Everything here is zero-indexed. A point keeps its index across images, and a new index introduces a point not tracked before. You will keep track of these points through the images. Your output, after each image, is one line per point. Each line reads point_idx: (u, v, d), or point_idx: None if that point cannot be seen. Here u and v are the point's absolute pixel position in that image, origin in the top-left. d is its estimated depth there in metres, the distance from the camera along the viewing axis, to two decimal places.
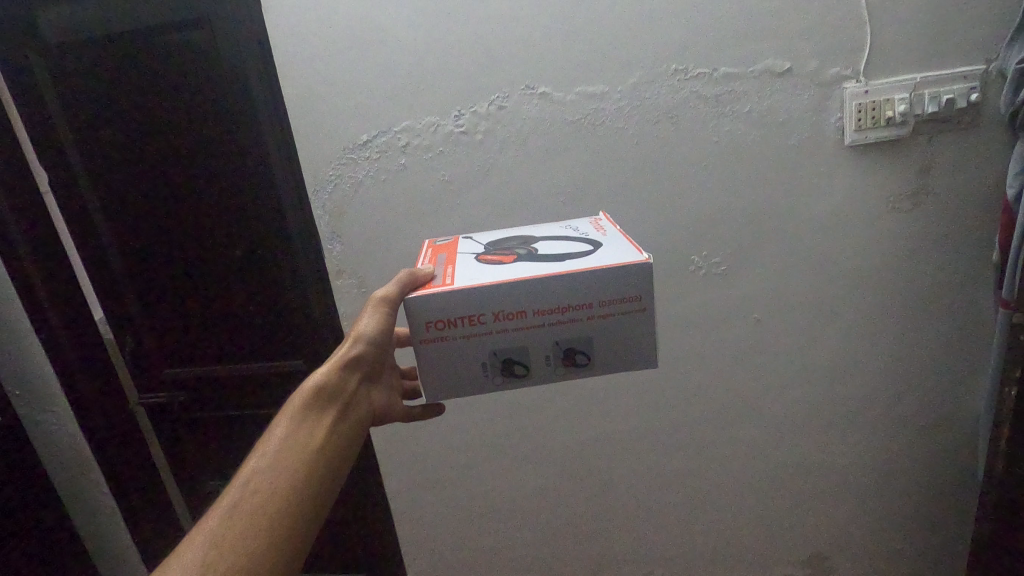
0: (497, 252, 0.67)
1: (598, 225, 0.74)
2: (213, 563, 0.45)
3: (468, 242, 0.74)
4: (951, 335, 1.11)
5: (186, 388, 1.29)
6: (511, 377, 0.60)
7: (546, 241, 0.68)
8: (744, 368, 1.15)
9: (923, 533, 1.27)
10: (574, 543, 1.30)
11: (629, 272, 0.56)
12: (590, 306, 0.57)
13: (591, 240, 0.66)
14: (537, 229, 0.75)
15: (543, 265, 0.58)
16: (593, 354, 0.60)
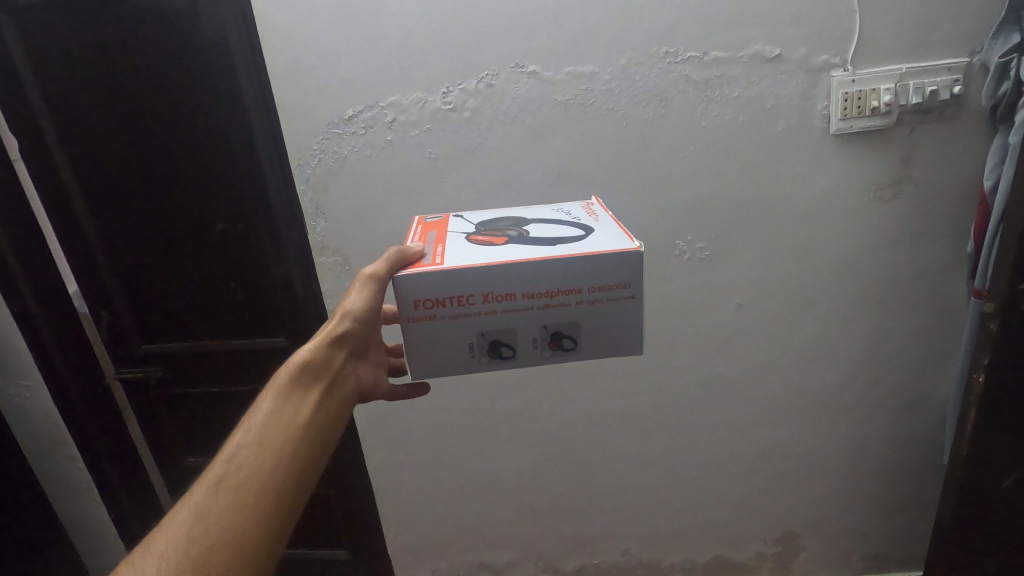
0: (488, 233, 0.67)
1: (589, 210, 0.75)
2: (199, 538, 0.47)
3: (460, 221, 0.75)
4: (924, 323, 1.14)
5: (165, 363, 1.31)
6: (498, 358, 0.61)
7: (536, 224, 0.69)
8: (723, 352, 1.18)
9: (888, 514, 1.32)
10: (554, 519, 1.34)
11: (618, 258, 0.57)
12: (580, 292, 0.58)
13: (582, 224, 0.67)
14: (529, 211, 0.76)
15: (534, 248, 0.59)
16: (579, 339, 0.61)
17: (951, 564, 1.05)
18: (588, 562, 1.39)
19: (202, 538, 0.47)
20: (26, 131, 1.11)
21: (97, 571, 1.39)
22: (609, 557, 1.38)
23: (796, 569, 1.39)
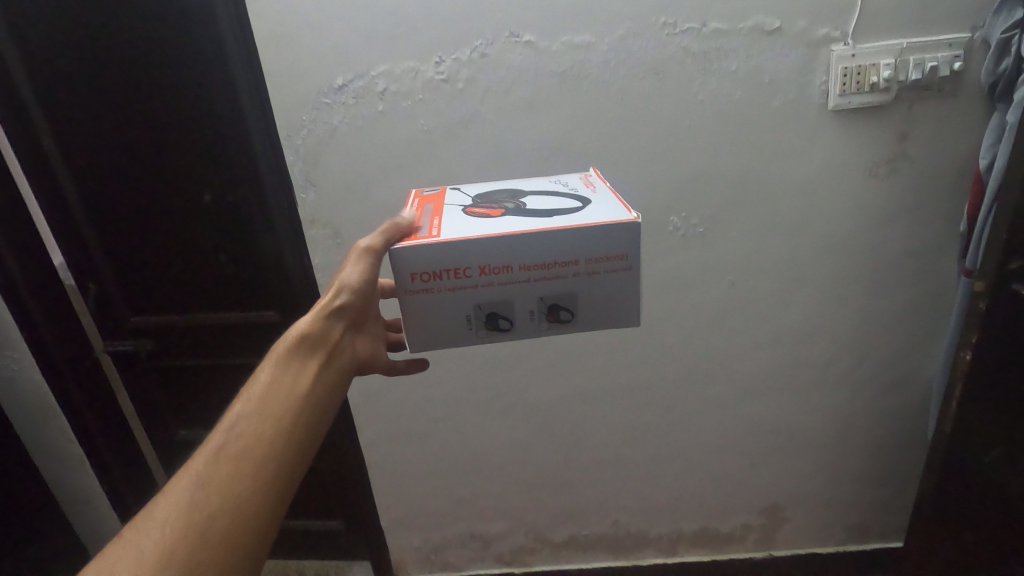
0: (486, 205, 0.66)
1: (588, 182, 0.74)
2: (201, 505, 0.47)
3: (457, 193, 0.74)
4: (914, 302, 1.15)
5: (153, 337, 1.31)
6: (495, 330, 0.61)
7: (534, 195, 0.68)
8: (715, 328, 1.18)
9: (872, 487, 1.35)
10: (545, 491, 1.36)
11: (616, 230, 0.56)
12: (577, 264, 0.57)
13: (579, 196, 0.66)
14: (527, 183, 0.75)
15: (532, 220, 0.58)
16: (577, 310, 0.60)
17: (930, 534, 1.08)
18: (577, 533, 1.42)
19: (203, 504, 0.47)
20: (5, 97, 1.08)
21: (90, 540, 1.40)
22: (598, 528, 1.41)
23: (780, 540, 1.42)
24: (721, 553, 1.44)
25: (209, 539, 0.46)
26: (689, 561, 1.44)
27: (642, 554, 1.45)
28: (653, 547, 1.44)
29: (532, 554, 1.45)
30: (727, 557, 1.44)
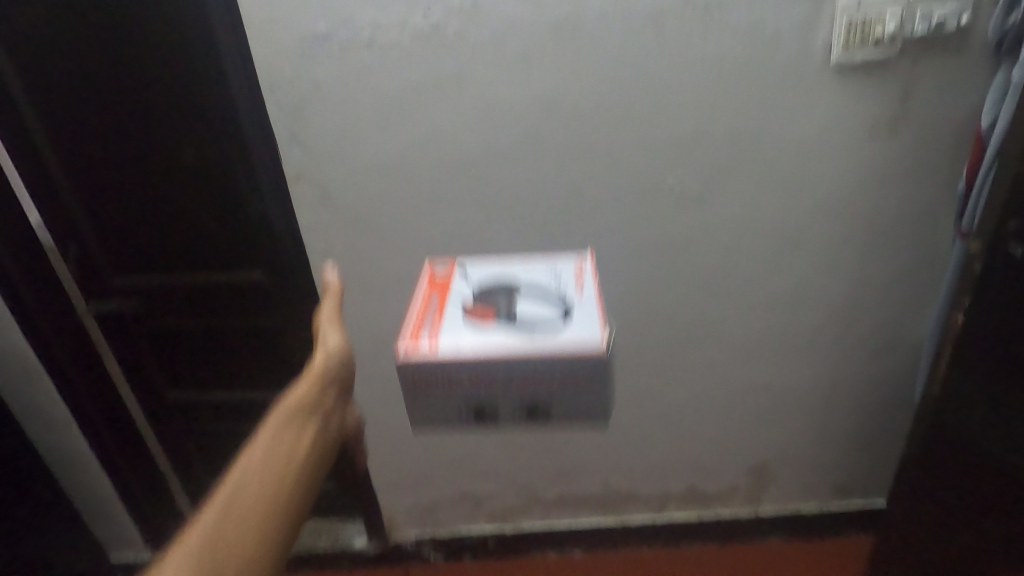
0: (481, 298, 0.73)
1: (580, 272, 0.79)
2: (226, 524, 0.63)
3: (462, 270, 0.79)
4: (908, 265, 1.14)
5: (140, 299, 1.28)
6: (483, 423, 0.71)
7: (526, 287, 0.74)
8: (707, 291, 1.17)
9: (857, 449, 1.37)
10: (536, 453, 1.37)
11: (582, 356, 0.65)
12: (550, 382, 0.67)
13: (564, 302, 0.71)
14: (524, 262, 0.80)
15: (514, 337, 0.66)
16: (553, 412, 0.70)
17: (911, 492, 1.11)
18: (567, 493, 1.44)
19: (234, 520, 0.63)
20: None
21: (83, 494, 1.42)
22: (588, 489, 1.43)
23: (765, 500, 1.45)
24: (708, 512, 1.47)
25: (230, 552, 0.61)
26: (676, 519, 1.47)
27: (631, 513, 1.48)
28: (642, 506, 1.46)
29: (523, 514, 1.47)
30: (714, 516, 1.47)
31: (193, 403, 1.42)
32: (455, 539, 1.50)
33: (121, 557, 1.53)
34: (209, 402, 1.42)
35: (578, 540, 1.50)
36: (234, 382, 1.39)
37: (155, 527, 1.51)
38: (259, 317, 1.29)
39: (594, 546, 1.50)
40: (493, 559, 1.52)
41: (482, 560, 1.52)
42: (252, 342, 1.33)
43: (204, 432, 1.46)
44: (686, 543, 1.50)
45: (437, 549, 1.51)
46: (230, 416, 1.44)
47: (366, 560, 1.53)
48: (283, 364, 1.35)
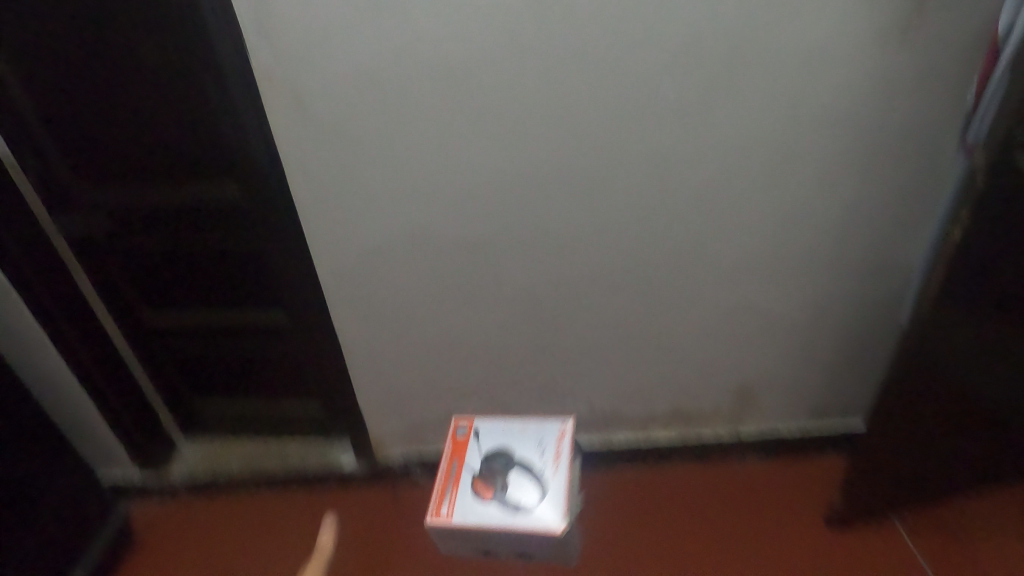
0: (484, 476, 1.11)
1: (557, 454, 1.12)
2: None
3: (474, 447, 1.14)
4: (907, 184, 1.11)
5: (111, 215, 1.25)
6: (491, 552, 1.18)
7: (518, 470, 1.11)
8: (701, 209, 1.14)
9: (840, 371, 1.39)
10: (522, 375, 1.38)
11: (544, 532, 1.05)
12: (528, 539, 1.09)
13: (540, 481, 1.09)
14: (517, 442, 1.14)
15: (501, 515, 1.07)
16: (532, 550, 1.16)
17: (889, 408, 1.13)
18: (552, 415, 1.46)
19: None
20: None
21: (67, 416, 1.42)
22: (573, 410, 1.45)
23: (746, 420, 1.48)
24: (690, 432, 1.50)
25: None
26: (659, 439, 1.51)
27: (614, 433, 1.50)
28: (625, 427, 1.49)
29: None
30: (696, 436, 1.50)
31: (173, 324, 1.42)
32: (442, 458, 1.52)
33: (111, 476, 1.55)
34: (189, 323, 1.42)
35: None
36: (213, 304, 1.39)
37: (144, 450, 1.51)
38: (236, 237, 1.26)
39: (579, 465, 1.53)
40: None
41: None
42: (230, 263, 1.31)
43: (186, 353, 1.47)
44: (669, 462, 1.53)
45: (425, 467, 1.54)
46: (211, 338, 1.44)
47: (353, 478, 1.54)
48: (263, 286, 1.33)
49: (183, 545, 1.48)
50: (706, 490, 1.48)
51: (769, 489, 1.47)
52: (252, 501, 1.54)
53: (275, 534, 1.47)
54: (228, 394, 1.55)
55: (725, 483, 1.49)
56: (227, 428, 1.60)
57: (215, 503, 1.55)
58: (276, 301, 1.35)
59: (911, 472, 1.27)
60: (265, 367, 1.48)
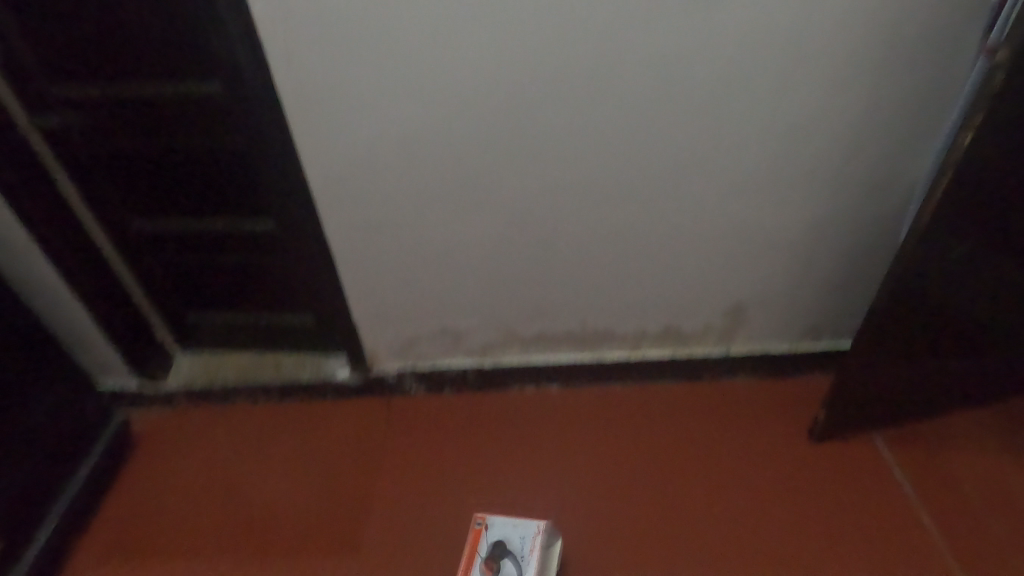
0: (487, 570, 1.15)
1: (532, 549, 1.16)
2: None
3: (484, 541, 1.18)
4: (921, 92, 1.06)
5: (87, 111, 1.19)
6: None
7: (511, 565, 1.15)
8: (705, 116, 1.09)
9: (834, 291, 1.39)
10: (515, 288, 1.37)
11: None
12: None
13: (527, 574, 1.14)
14: (511, 541, 1.17)
15: None
16: None
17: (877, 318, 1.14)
18: (545, 330, 1.46)
19: None
20: None
21: (58, 323, 1.40)
22: (566, 325, 1.45)
23: (737, 339, 1.49)
24: (681, 349, 1.52)
25: None
26: (649, 356, 1.52)
27: (606, 349, 1.52)
28: (617, 343, 1.50)
29: (501, 349, 1.51)
30: (685, 354, 1.52)
31: (160, 232, 1.39)
32: (435, 371, 1.54)
33: (107, 383, 1.57)
34: (177, 231, 1.39)
35: (554, 375, 1.54)
36: (200, 211, 1.36)
37: (138, 358, 1.52)
38: (220, 138, 1.21)
39: (570, 380, 1.55)
40: (471, 391, 1.56)
41: (460, 391, 1.56)
42: (216, 167, 1.27)
43: (175, 262, 1.45)
44: (659, 380, 1.55)
45: (418, 380, 1.55)
46: (200, 248, 1.43)
47: (346, 389, 1.56)
48: (251, 193, 1.30)
49: (180, 449, 1.50)
50: (694, 405, 1.50)
51: (757, 405, 1.49)
52: (248, 410, 1.56)
53: (270, 439, 1.51)
54: (219, 306, 1.55)
55: (714, 399, 1.51)
56: (220, 339, 1.61)
57: (210, 411, 1.57)
58: (265, 209, 1.33)
59: (896, 389, 1.29)
60: (255, 279, 1.47)
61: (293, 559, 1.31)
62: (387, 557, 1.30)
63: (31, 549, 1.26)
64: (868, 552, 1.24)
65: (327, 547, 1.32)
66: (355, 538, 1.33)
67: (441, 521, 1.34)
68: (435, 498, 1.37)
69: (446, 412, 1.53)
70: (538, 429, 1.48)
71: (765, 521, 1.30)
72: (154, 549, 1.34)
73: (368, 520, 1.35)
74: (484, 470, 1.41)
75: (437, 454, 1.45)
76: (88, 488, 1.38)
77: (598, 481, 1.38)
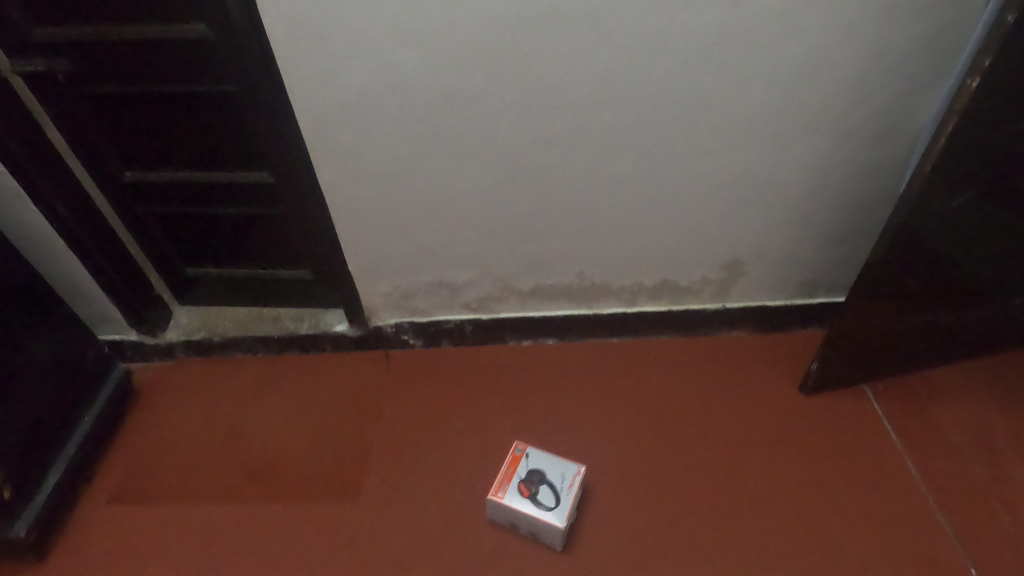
0: (525, 486, 1.23)
1: (571, 484, 1.23)
2: None
3: (524, 463, 1.26)
4: (931, 36, 1.03)
5: (69, 54, 1.14)
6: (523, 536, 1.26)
7: (546, 490, 1.22)
8: (709, 62, 1.06)
9: (831, 244, 1.38)
10: (511, 241, 1.36)
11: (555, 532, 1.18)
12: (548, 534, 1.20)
13: (558, 499, 1.20)
14: (550, 469, 1.25)
15: (534, 514, 1.19)
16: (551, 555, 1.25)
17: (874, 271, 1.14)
18: (541, 284, 1.47)
19: None
20: None
21: (55, 273, 1.40)
22: (562, 279, 1.46)
23: (733, 293, 1.50)
24: (677, 304, 1.53)
25: None
26: (646, 310, 1.53)
27: (603, 303, 1.53)
28: (614, 297, 1.51)
29: (498, 302, 1.52)
30: (681, 308, 1.53)
31: (153, 182, 1.37)
32: (432, 324, 1.55)
33: (106, 334, 1.58)
34: (169, 182, 1.37)
35: (550, 330, 1.57)
36: (192, 161, 1.34)
37: (136, 310, 1.53)
38: (209, 85, 1.18)
39: (566, 334, 1.58)
40: (469, 344, 1.59)
41: (458, 345, 1.60)
42: (206, 114, 1.24)
43: (169, 213, 1.44)
44: (653, 334, 1.58)
45: (416, 335, 1.58)
46: (194, 199, 1.41)
47: (346, 343, 1.59)
48: (243, 142, 1.28)
49: (183, 401, 1.54)
50: (687, 360, 1.53)
51: (748, 358, 1.52)
52: (250, 363, 1.60)
53: (272, 393, 1.54)
54: (215, 259, 1.54)
55: (706, 352, 1.54)
56: (218, 292, 1.61)
57: (213, 364, 1.61)
58: (259, 159, 1.31)
59: (889, 340, 1.31)
60: (251, 230, 1.47)
61: (295, 502, 1.33)
62: (387, 499, 1.32)
63: (43, 493, 1.28)
64: (859, 496, 1.27)
65: (328, 490, 1.34)
66: (355, 482, 1.35)
67: (440, 467, 1.36)
68: (433, 447, 1.40)
69: (445, 365, 1.56)
70: (533, 381, 1.51)
71: (757, 467, 1.32)
72: (158, 494, 1.36)
73: (368, 466, 1.38)
74: (482, 419, 1.44)
75: (435, 405, 1.48)
76: (93, 436, 1.40)
77: (593, 431, 1.41)
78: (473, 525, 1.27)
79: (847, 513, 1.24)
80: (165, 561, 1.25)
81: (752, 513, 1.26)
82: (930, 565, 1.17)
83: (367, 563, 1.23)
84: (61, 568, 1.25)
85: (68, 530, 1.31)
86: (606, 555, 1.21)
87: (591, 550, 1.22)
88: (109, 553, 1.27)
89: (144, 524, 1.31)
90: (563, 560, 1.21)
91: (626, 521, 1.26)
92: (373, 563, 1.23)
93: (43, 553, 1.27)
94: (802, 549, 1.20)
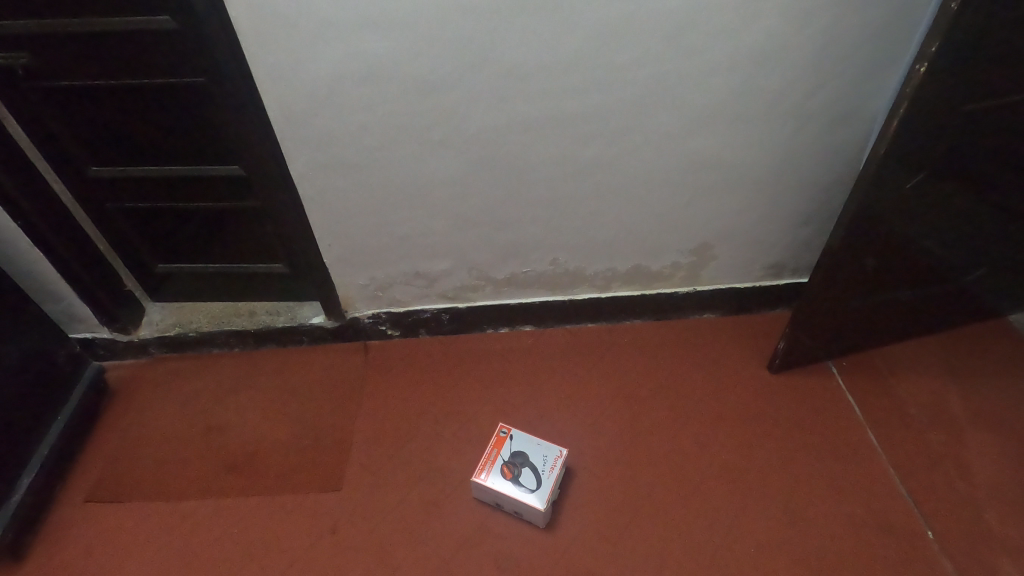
0: (509, 469, 1.26)
1: (553, 466, 1.26)
2: None
3: (508, 446, 1.29)
4: (883, 23, 1.07)
5: (27, 47, 1.12)
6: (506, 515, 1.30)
7: (527, 473, 1.25)
8: (673, 50, 1.09)
9: (796, 226, 1.43)
10: (484, 228, 1.38)
11: (534, 513, 1.22)
12: (529, 515, 1.24)
13: (539, 483, 1.23)
14: (532, 452, 1.28)
15: (514, 494, 1.23)
16: None
17: (834, 251, 1.18)
18: (518, 272, 1.49)
19: None
20: None
21: (18, 271, 1.37)
22: (539, 266, 1.48)
23: (703, 277, 1.54)
24: (650, 288, 1.56)
25: None
26: (621, 295, 1.56)
27: (578, 290, 1.55)
28: (589, 284, 1.54)
29: (474, 291, 1.53)
30: (654, 292, 1.56)
31: (120, 177, 1.35)
32: (410, 314, 1.56)
33: (75, 333, 1.55)
34: (136, 176, 1.35)
35: (527, 318, 1.59)
36: (159, 155, 1.32)
37: (107, 307, 1.51)
38: (175, 78, 1.17)
39: (542, 321, 1.60)
40: (448, 333, 1.61)
41: (436, 335, 1.62)
42: (174, 108, 1.22)
43: (138, 208, 1.43)
44: (628, 320, 1.62)
45: (394, 325, 1.59)
46: (164, 194, 1.40)
47: (324, 336, 1.60)
48: (212, 135, 1.27)
49: (159, 398, 1.52)
50: (659, 344, 1.57)
51: (719, 339, 1.57)
52: (227, 358, 1.60)
53: (248, 387, 1.54)
54: (187, 255, 1.53)
55: (679, 336, 1.59)
56: (191, 288, 1.60)
57: (189, 360, 1.60)
58: (229, 152, 1.30)
59: (851, 318, 1.36)
60: (223, 223, 1.45)
61: (276, 495, 1.34)
62: (368, 488, 1.33)
63: (17, 493, 1.27)
64: (824, 469, 1.32)
65: (308, 483, 1.35)
66: (335, 474, 1.36)
67: (420, 455, 1.38)
68: (413, 436, 1.42)
69: (423, 354, 1.58)
70: (511, 368, 1.53)
71: (728, 444, 1.37)
72: (135, 490, 1.36)
73: (348, 457, 1.39)
74: (461, 406, 1.47)
75: (414, 395, 1.49)
76: (67, 435, 1.39)
77: (570, 415, 1.44)
78: (454, 510, 1.29)
79: (811, 485, 1.30)
80: (144, 557, 1.25)
81: (723, 488, 1.30)
82: (889, 533, 1.23)
83: (349, 552, 1.24)
84: (39, 568, 1.24)
85: (44, 531, 1.30)
86: (584, 534, 1.25)
87: (568, 530, 1.25)
88: (87, 552, 1.26)
89: (122, 522, 1.30)
90: (544, 541, 1.24)
91: (603, 501, 1.29)
92: (355, 552, 1.24)
93: (20, 555, 1.26)
94: (770, 521, 1.25)
